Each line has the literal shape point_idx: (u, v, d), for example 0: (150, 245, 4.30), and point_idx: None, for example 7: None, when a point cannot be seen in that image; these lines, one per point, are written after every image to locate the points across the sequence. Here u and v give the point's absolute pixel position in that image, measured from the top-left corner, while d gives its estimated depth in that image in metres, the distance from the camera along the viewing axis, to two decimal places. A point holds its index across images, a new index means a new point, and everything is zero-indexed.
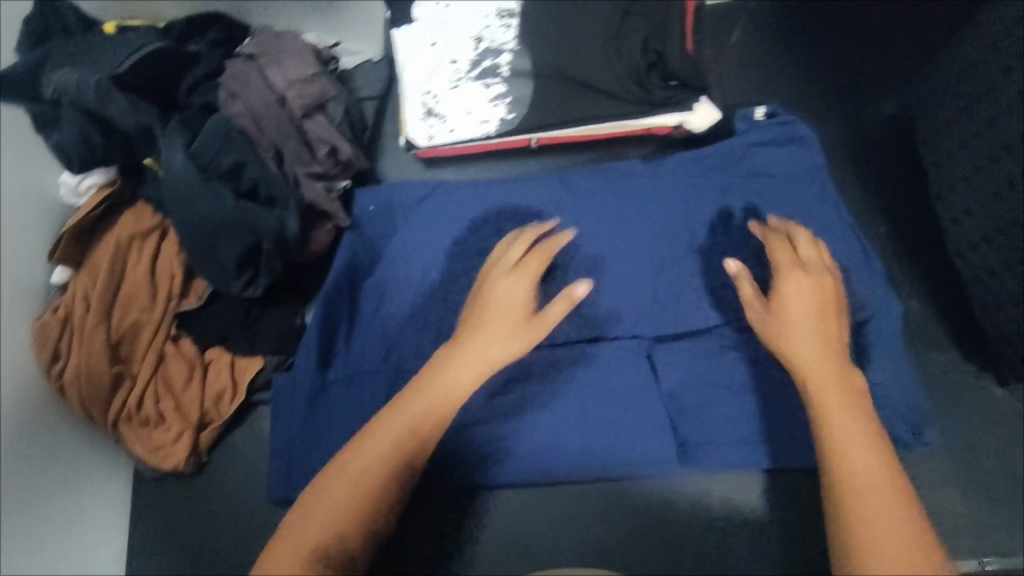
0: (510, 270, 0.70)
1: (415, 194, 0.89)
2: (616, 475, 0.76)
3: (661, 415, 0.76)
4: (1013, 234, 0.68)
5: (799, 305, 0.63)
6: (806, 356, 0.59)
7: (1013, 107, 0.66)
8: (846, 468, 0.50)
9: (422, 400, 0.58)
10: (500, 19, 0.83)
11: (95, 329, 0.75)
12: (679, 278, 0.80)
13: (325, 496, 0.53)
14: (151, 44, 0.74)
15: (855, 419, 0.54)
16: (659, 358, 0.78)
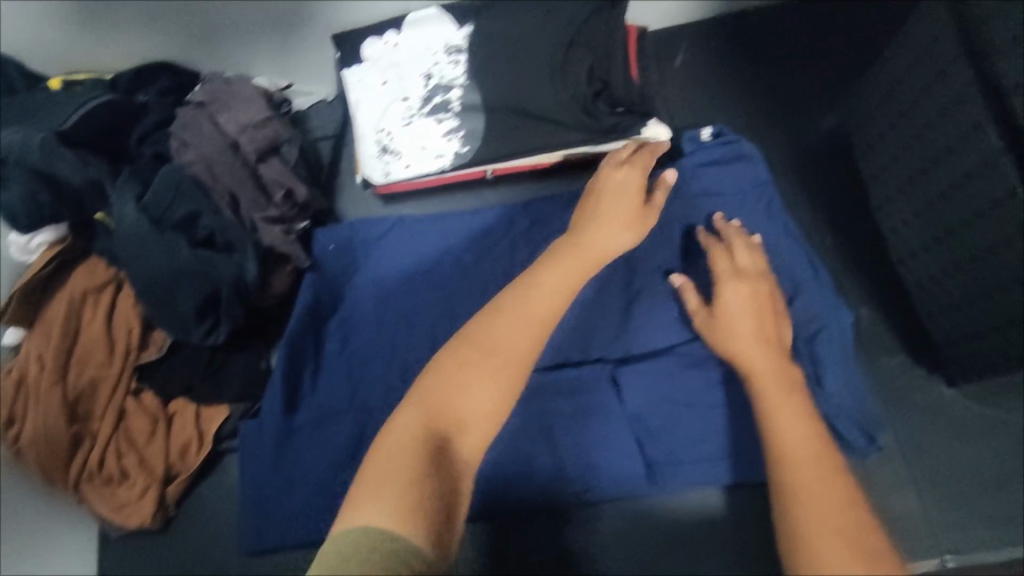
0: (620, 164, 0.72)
1: (374, 229, 0.89)
2: (589, 496, 0.78)
3: (628, 437, 0.78)
4: (946, 243, 0.70)
5: (740, 319, 0.68)
6: (759, 372, 0.63)
7: (931, 125, 0.68)
8: (795, 477, 0.53)
9: (548, 286, 0.57)
10: (448, 55, 0.83)
11: (51, 390, 0.74)
12: (638, 299, 0.82)
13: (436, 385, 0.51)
14: (97, 98, 0.74)
15: (805, 428, 0.57)
16: (624, 380, 0.79)
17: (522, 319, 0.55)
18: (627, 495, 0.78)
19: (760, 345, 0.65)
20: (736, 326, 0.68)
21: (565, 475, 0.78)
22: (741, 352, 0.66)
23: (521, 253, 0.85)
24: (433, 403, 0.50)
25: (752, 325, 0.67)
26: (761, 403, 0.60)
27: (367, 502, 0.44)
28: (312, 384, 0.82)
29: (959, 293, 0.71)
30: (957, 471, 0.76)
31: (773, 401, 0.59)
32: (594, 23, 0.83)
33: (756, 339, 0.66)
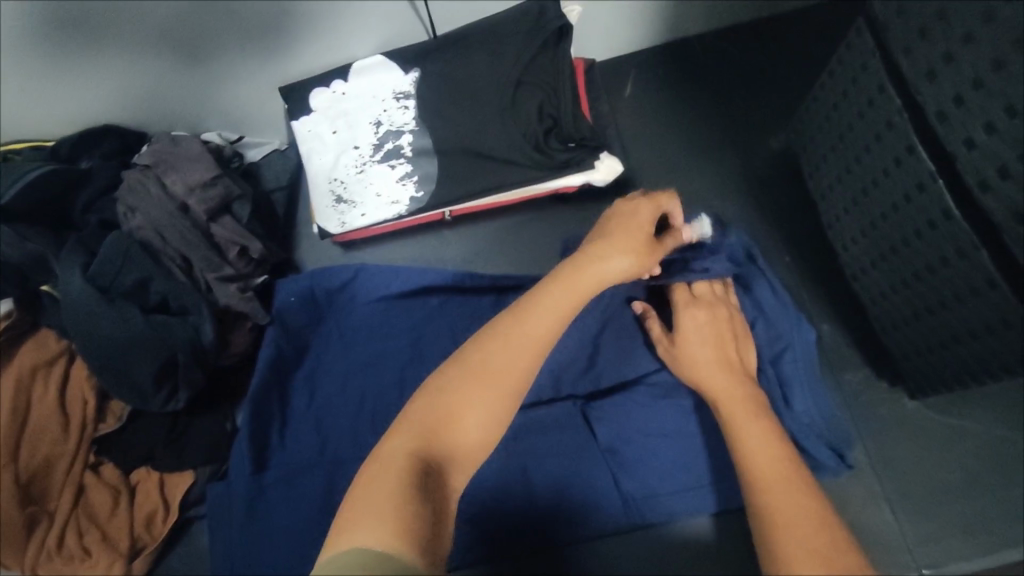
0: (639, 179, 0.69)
1: (339, 276, 0.85)
2: (566, 537, 0.75)
3: (602, 472, 0.76)
4: (893, 260, 0.72)
5: (699, 346, 0.69)
6: (724, 398, 0.63)
7: (871, 147, 0.70)
8: (769, 503, 0.51)
9: (553, 299, 0.54)
10: (397, 101, 0.83)
11: (1, 472, 0.70)
12: (601, 328, 0.82)
13: (434, 406, 0.49)
14: (35, 168, 0.72)
15: (780, 456, 0.55)
16: (596, 415, 0.79)
17: (526, 336, 0.52)
18: (606, 531, 0.75)
19: (722, 372, 0.66)
20: (694, 351, 0.69)
21: (548, 516, 0.75)
22: (703, 379, 0.67)
23: (485, 294, 0.84)
24: (430, 425, 0.48)
25: (711, 354, 0.68)
26: (730, 437, 0.59)
27: (354, 524, 0.41)
28: (281, 441, 0.80)
29: (907, 307, 0.72)
30: (926, 483, 0.76)
31: (742, 434, 0.58)
32: (540, 60, 0.82)
33: (713, 367, 0.67)
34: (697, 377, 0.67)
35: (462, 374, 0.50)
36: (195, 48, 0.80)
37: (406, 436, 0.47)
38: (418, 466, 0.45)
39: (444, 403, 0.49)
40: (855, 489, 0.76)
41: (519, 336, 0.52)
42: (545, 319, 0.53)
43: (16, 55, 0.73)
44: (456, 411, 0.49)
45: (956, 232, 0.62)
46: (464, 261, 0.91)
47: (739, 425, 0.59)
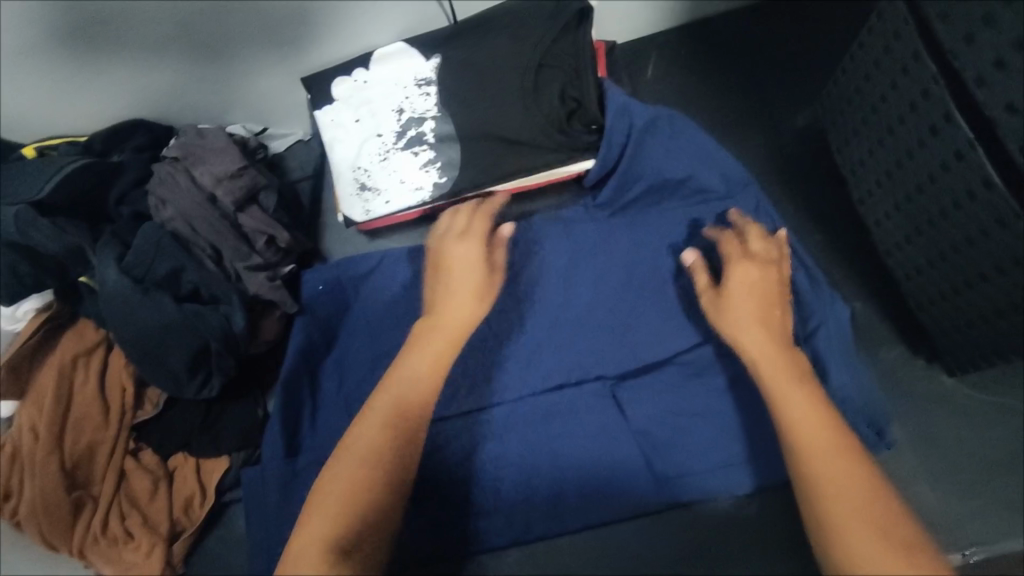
0: (459, 236, 0.74)
1: (366, 262, 0.88)
2: (598, 522, 0.74)
3: (634, 454, 0.76)
4: (930, 232, 0.70)
5: (747, 300, 0.64)
6: (766, 367, 0.59)
7: (904, 117, 0.68)
8: (822, 480, 0.50)
9: (429, 355, 0.64)
10: (418, 88, 0.84)
11: (48, 459, 0.73)
12: (633, 312, 0.82)
13: (341, 479, 0.57)
14: (72, 162, 0.74)
15: (825, 430, 0.52)
16: (625, 396, 0.79)
17: (413, 388, 0.62)
18: (641, 513, 0.74)
19: (761, 330, 0.62)
20: (742, 305, 0.64)
21: (587, 496, 0.75)
22: (740, 338, 0.62)
23: (511, 279, 0.85)
24: (349, 478, 0.57)
25: (752, 311, 0.63)
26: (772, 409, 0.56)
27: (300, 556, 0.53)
28: (312, 426, 0.81)
29: (942, 282, 0.71)
30: (965, 459, 0.75)
31: (786, 406, 0.55)
32: (561, 43, 0.82)
33: (753, 324, 0.62)
34: (733, 335, 0.63)
35: (353, 449, 0.59)
36: (213, 41, 0.81)
37: (317, 518, 0.55)
38: (343, 512, 0.55)
39: (356, 458, 0.58)
40: (895, 467, 0.75)
41: (392, 407, 0.61)
42: (417, 386, 0.62)
43: (40, 55, 0.75)
44: (353, 481, 0.57)
45: (997, 202, 0.60)
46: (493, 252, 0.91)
47: (780, 395, 0.56)
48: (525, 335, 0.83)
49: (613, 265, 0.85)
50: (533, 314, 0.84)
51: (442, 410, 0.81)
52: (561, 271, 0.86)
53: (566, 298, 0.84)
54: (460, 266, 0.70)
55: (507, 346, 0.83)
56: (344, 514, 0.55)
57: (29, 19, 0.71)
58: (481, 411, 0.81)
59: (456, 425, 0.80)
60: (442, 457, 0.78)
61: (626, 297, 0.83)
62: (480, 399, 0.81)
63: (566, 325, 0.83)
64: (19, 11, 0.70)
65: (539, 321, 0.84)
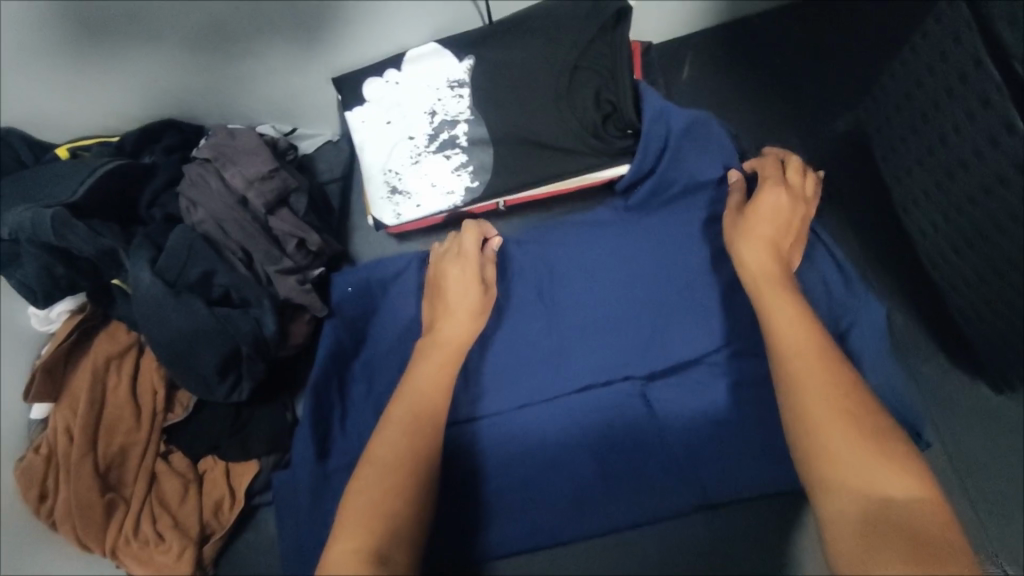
0: (457, 256, 0.77)
1: (389, 268, 0.86)
2: (619, 528, 0.73)
3: (661, 456, 0.74)
4: (982, 246, 0.69)
5: (763, 223, 0.67)
6: (789, 340, 0.55)
7: (960, 126, 0.66)
8: (824, 443, 0.49)
9: (435, 368, 0.67)
10: (451, 90, 0.82)
11: (81, 462, 0.73)
12: (661, 314, 0.80)
13: (370, 489, 0.56)
14: (105, 164, 0.73)
15: (830, 390, 0.51)
16: (654, 396, 0.77)
17: (424, 397, 0.64)
18: (670, 516, 0.73)
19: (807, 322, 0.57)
20: (759, 212, 0.68)
21: (613, 497, 0.73)
22: (743, 247, 0.66)
23: (532, 281, 0.84)
24: (378, 486, 0.56)
25: (766, 225, 0.67)
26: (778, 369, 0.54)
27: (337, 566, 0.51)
28: (341, 429, 0.81)
29: (991, 297, 0.70)
30: (1004, 476, 0.74)
31: (796, 368, 0.53)
32: (597, 43, 0.80)
33: (759, 239, 0.65)
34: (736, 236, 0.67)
35: (377, 457, 0.58)
36: (226, 34, 0.79)
37: (352, 530, 0.53)
38: (379, 516, 0.54)
39: (381, 466, 0.57)
40: None
41: (406, 416, 0.62)
42: (428, 394, 0.64)
43: (54, 54, 0.73)
44: (381, 490, 0.56)
45: None
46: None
47: (789, 358, 0.54)
48: (551, 338, 0.81)
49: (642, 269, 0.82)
50: (564, 319, 0.82)
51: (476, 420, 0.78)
52: (587, 272, 0.84)
53: (592, 298, 0.82)
54: (456, 284, 0.75)
55: (535, 343, 0.81)
56: (378, 517, 0.54)
57: (41, 22, 0.69)
58: (507, 412, 0.78)
59: (491, 433, 0.77)
60: (470, 469, 0.75)
61: (655, 295, 0.81)
62: (501, 400, 0.79)
63: (593, 327, 0.81)
64: (25, 11, 0.68)
65: (569, 325, 0.81)
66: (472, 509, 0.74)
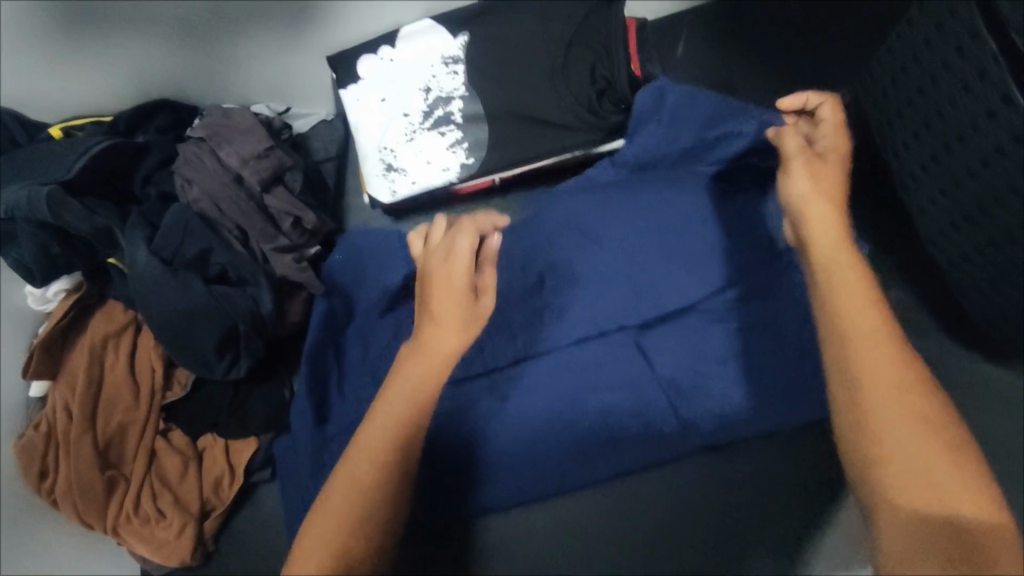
0: (444, 251, 0.60)
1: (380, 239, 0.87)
2: (620, 471, 0.78)
3: (661, 403, 0.77)
4: (979, 221, 0.69)
5: (828, 180, 0.59)
6: (859, 330, 0.50)
7: (957, 101, 0.66)
8: (879, 433, 0.47)
9: (420, 375, 0.56)
10: (446, 66, 0.82)
11: (80, 439, 0.73)
12: (660, 269, 0.79)
13: (340, 491, 0.54)
14: (99, 142, 0.73)
15: (897, 373, 0.48)
16: (649, 344, 0.79)
17: (405, 406, 0.56)
18: (666, 457, 0.78)
19: (875, 306, 0.52)
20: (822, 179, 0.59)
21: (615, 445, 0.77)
22: (812, 214, 0.57)
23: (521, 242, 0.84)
24: (343, 500, 0.54)
25: (829, 189, 0.59)
26: (845, 380, 0.49)
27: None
28: (339, 396, 0.83)
29: (992, 270, 0.71)
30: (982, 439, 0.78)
31: (875, 380, 0.48)
32: (592, 20, 0.81)
33: (828, 192, 0.58)
34: (808, 192, 0.58)
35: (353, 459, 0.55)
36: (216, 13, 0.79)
37: (317, 536, 0.53)
38: (343, 528, 0.53)
39: (353, 475, 0.54)
40: None
41: (396, 420, 0.55)
42: (408, 406, 0.55)
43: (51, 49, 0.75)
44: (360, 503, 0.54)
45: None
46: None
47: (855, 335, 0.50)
48: (547, 300, 0.81)
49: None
50: (558, 292, 0.81)
51: (479, 402, 0.78)
52: (579, 230, 0.82)
53: (585, 254, 0.81)
54: (440, 289, 0.58)
55: (528, 303, 0.81)
56: (345, 526, 0.53)
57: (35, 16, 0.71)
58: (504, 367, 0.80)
59: (490, 403, 0.78)
60: (470, 438, 0.78)
61: (647, 250, 0.80)
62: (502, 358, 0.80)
63: (587, 285, 0.80)
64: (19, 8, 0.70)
65: (568, 294, 0.81)
66: (471, 477, 0.77)
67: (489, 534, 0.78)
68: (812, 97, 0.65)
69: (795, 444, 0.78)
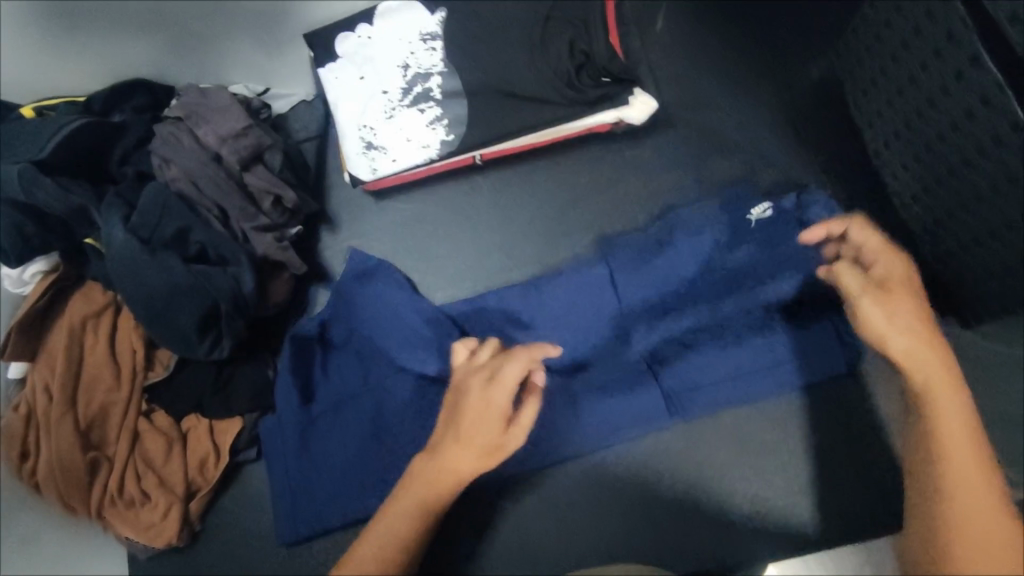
0: (487, 381, 0.61)
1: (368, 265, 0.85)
2: (602, 443, 0.79)
3: (645, 373, 0.79)
4: (952, 183, 0.70)
5: (908, 311, 0.58)
6: (953, 473, 0.52)
7: (927, 65, 0.67)
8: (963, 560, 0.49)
9: (425, 491, 0.61)
10: (423, 42, 0.82)
11: (62, 420, 0.73)
12: (650, 265, 0.81)
13: (354, 571, 0.58)
14: (73, 121, 0.72)
15: (990, 517, 0.50)
16: (633, 326, 0.81)
17: (411, 517, 0.61)
18: (651, 429, 0.79)
19: (970, 450, 0.53)
20: (901, 308, 0.59)
21: (601, 421, 0.78)
22: (900, 347, 0.57)
23: (504, 221, 0.88)
24: None
25: (910, 322, 0.58)
26: (931, 506, 0.52)
27: None
28: (323, 373, 0.84)
29: (966, 233, 0.71)
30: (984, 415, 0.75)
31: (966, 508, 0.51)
32: None
33: (917, 325, 0.58)
34: (887, 329, 0.58)
35: (369, 541, 0.60)
36: None
37: None
38: None
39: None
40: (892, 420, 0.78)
41: (412, 507, 0.61)
42: (411, 520, 0.61)
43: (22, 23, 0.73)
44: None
45: None
46: (501, 223, 0.88)
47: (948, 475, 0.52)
48: (530, 290, 0.83)
49: (611, 217, 0.87)
50: (545, 281, 0.84)
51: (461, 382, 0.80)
52: (556, 223, 0.88)
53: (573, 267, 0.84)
54: (473, 416, 0.60)
55: (511, 292, 0.84)
56: None
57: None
58: None
59: None
60: None
61: (634, 259, 0.82)
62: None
63: (572, 280, 0.82)
64: None
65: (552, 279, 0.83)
66: None
67: (475, 509, 0.78)
68: (836, 224, 0.68)
69: (777, 413, 0.79)
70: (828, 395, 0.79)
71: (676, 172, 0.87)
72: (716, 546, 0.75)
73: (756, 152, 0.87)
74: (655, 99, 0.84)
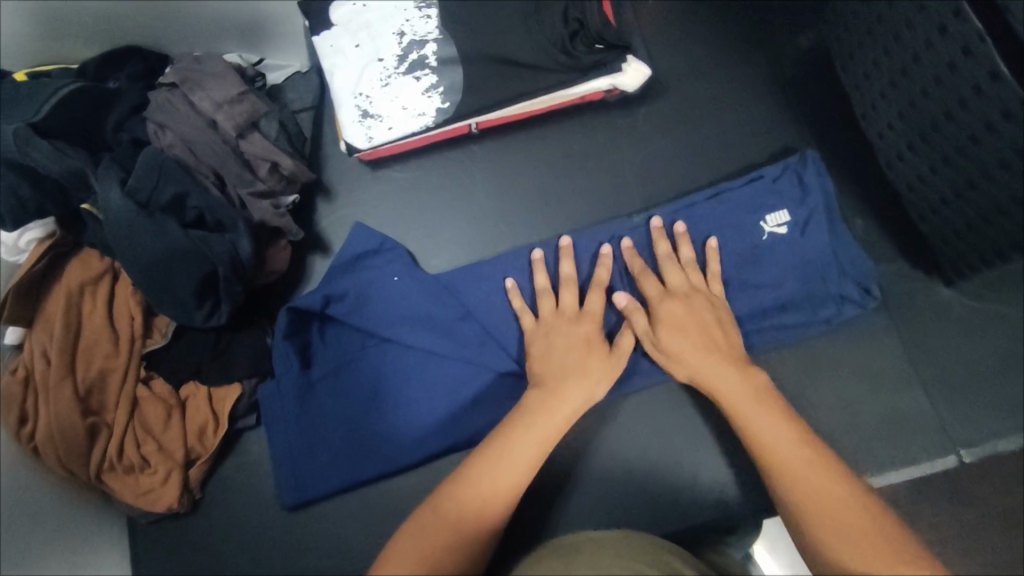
0: (578, 318, 0.74)
1: (367, 244, 0.86)
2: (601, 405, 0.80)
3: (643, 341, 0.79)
4: (933, 138, 0.73)
5: (680, 335, 0.70)
6: (791, 463, 0.57)
7: (912, 22, 0.70)
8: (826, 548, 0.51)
9: (557, 405, 0.65)
10: (419, 10, 0.84)
11: (60, 384, 0.72)
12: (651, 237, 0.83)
13: (492, 457, 0.60)
14: (67, 86, 0.73)
15: (836, 493, 0.54)
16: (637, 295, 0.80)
17: (551, 422, 0.63)
18: (651, 389, 0.80)
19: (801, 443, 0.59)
20: (674, 345, 0.70)
21: None
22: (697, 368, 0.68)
23: (500, 189, 0.89)
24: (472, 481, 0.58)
25: (688, 343, 0.70)
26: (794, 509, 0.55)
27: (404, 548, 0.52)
28: (321, 340, 0.84)
29: (946, 186, 0.74)
30: (960, 369, 0.79)
31: (820, 495, 0.54)
32: None
33: (679, 343, 0.70)
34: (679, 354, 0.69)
35: (473, 469, 0.59)
36: None
37: (424, 525, 0.54)
38: (461, 516, 0.55)
39: (485, 459, 0.60)
40: (893, 373, 0.79)
41: (553, 415, 0.64)
42: (555, 419, 0.64)
43: None
44: (497, 501, 0.57)
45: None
46: (497, 191, 0.89)
47: (788, 465, 0.57)
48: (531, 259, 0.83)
49: (606, 184, 0.88)
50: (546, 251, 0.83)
51: (458, 349, 0.81)
52: (550, 191, 0.89)
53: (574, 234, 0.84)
54: (572, 346, 0.71)
55: (513, 261, 0.84)
56: (464, 515, 0.55)
57: None
58: (477, 316, 0.82)
59: (478, 332, 0.82)
60: (455, 371, 0.81)
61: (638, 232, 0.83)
62: (474, 333, 0.82)
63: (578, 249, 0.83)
64: None
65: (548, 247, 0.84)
66: (458, 414, 0.79)
67: None
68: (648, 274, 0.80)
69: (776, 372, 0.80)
70: (826, 352, 0.80)
71: (672, 136, 0.89)
72: (715, 503, 0.76)
73: (748, 119, 0.88)
74: (647, 66, 0.85)
